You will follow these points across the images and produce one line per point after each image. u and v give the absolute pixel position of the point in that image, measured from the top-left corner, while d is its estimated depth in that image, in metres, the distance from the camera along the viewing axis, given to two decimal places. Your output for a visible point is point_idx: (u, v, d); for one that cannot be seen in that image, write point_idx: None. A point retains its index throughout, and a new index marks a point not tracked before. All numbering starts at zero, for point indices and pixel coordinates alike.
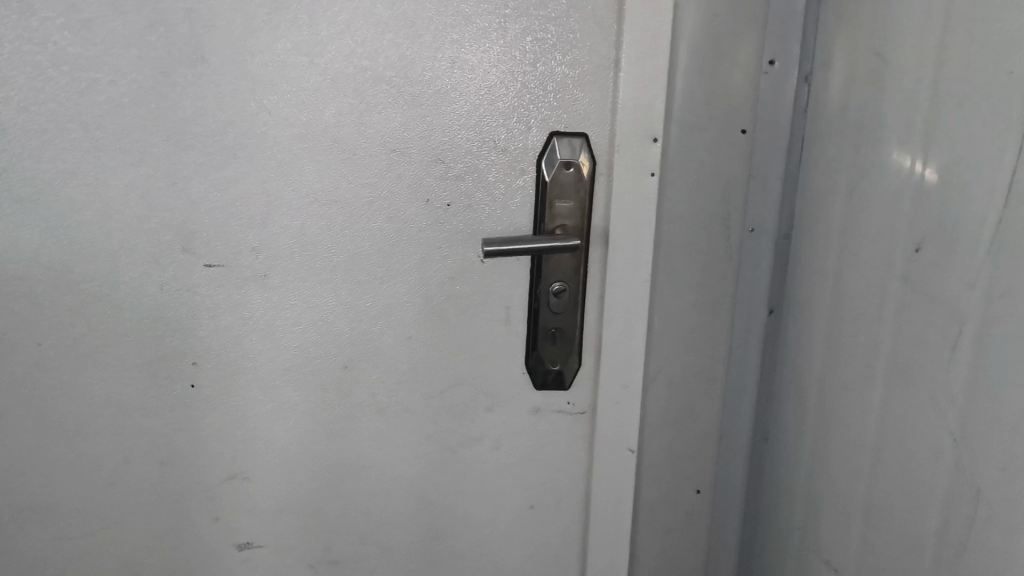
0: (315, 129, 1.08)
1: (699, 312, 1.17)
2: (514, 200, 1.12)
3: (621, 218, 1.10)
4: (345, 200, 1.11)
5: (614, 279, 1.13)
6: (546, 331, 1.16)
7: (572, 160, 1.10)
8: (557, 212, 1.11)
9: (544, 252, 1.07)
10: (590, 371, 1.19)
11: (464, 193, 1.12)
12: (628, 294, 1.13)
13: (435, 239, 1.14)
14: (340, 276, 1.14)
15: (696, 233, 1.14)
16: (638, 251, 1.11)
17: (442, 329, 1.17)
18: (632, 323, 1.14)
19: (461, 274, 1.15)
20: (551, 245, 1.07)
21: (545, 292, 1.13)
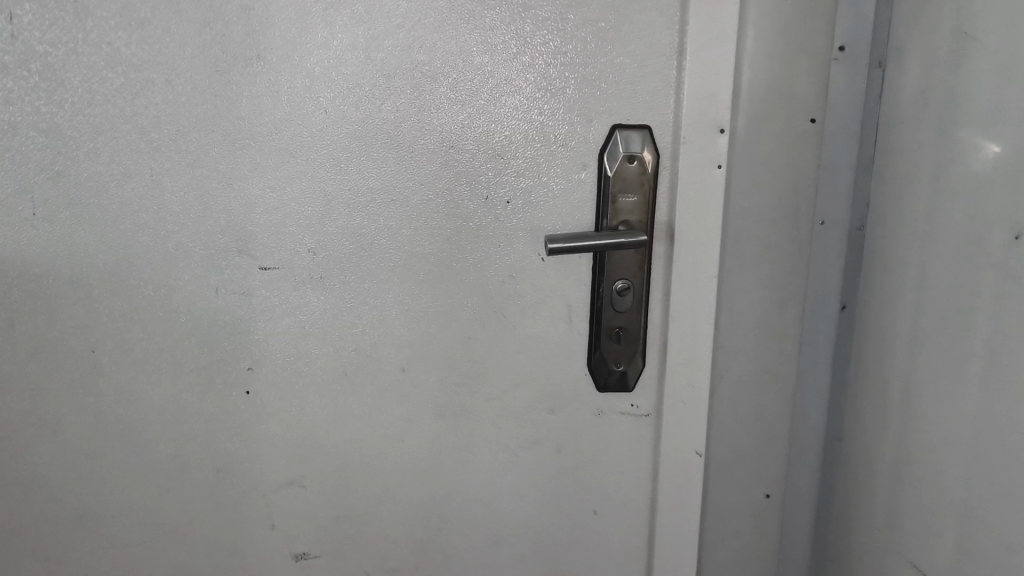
0: (371, 126, 1.06)
1: (769, 309, 1.13)
2: (575, 195, 1.09)
3: (688, 213, 1.07)
4: (403, 200, 1.09)
5: (680, 276, 1.09)
6: (609, 331, 1.12)
7: (636, 153, 1.06)
8: (620, 207, 1.08)
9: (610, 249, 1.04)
10: (654, 371, 1.15)
11: (524, 190, 1.09)
12: (695, 291, 1.10)
13: (495, 237, 1.11)
14: (399, 278, 1.12)
15: (765, 228, 1.10)
16: (705, 245, 1.08)
17: (501, 330, 1.14)
18: (699, 321, 1.11)
19: (522, 273, 1.12)
20: (617, 242, 1.04)
21: (608, 290, 1.10)
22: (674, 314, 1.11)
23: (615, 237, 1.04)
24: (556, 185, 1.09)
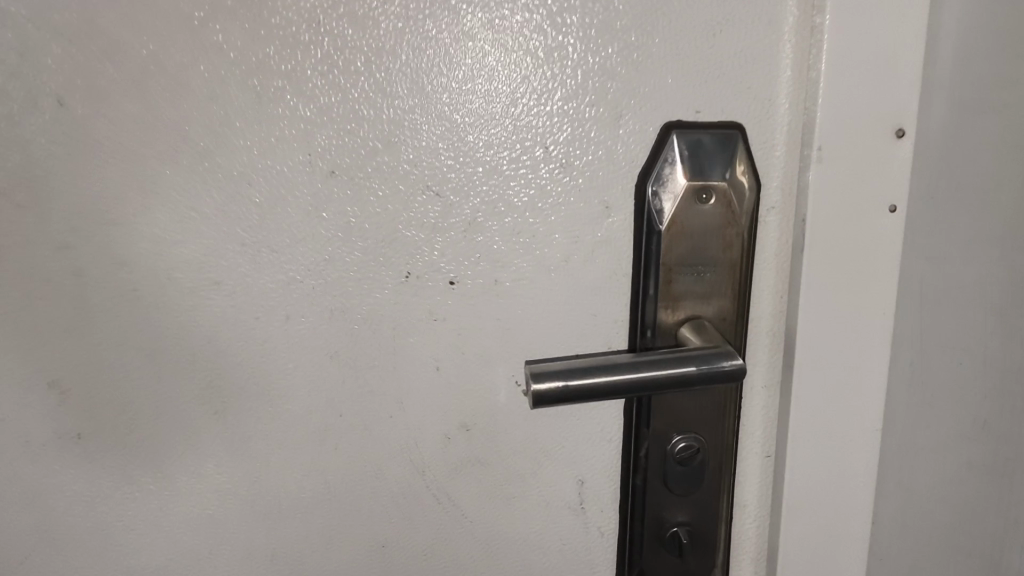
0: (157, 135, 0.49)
1: (979, 484, 0.57)
2: (591, 269, 0.54)
3: (822, 308, 0.51)
4: (233, 285, 0.53)
5: (804, 435, 0.53)
6: (662, 535, 0.56)
7: (715, 181, 0.51)
8: (681, 290, 0.53)
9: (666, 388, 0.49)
10: None
11: (486, 258, 0.53)
12: (833, 461, 0.54)
13: (425, 351, 0.55)
14: (234, 429, 0.56)
15: (978, 329, 0.54)
16: (856, 371, 0.52)
17: (446, 525, 0.58)
18: (840, 516, 0.55)
19: (484, 420, 0.56)
20: (680, 373, 0.49)
21: (658, 455, 0.55)
22: (792, 509, 0.55)
23: (675, 363, 0.49)
24: (549, 247, 0.53)
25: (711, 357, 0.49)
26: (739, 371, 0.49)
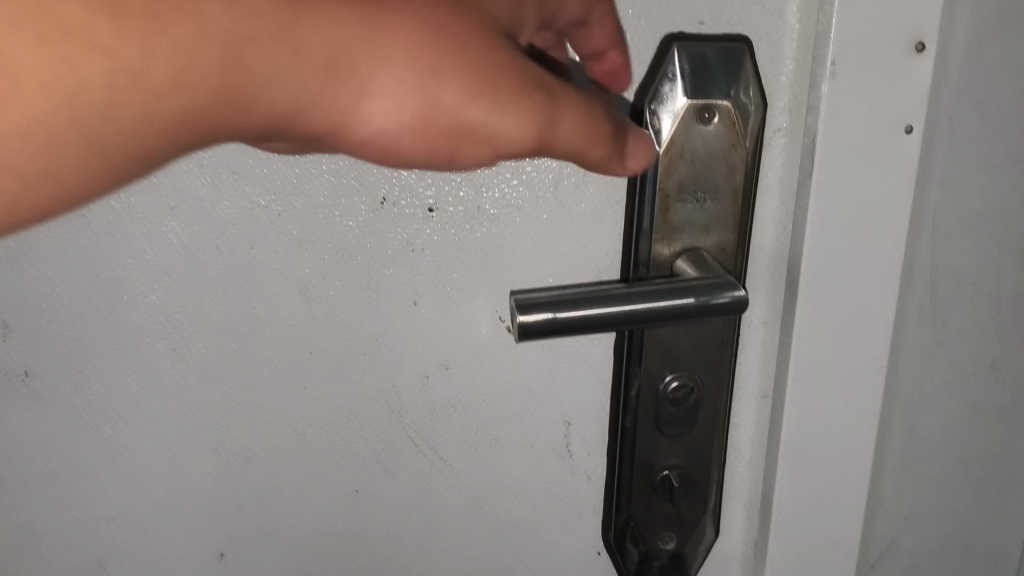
0: (436, 127, 0.35)
1: (985, 424, 0.54)
2: (581, 197, 0.49)
3: (831, 238, 0.48)
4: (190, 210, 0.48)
5: (809, 374, 0.50)
6: (653, 479, 0.54)
7: (719, 101, 0.47)
8: (679, 219, 0.49)
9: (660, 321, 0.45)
10: (738, 544, 0.57)
11: (468, 183, 0.48)
12: (839, 403, 0.51)
13: (402, 284, 0.50)
14: (196, 369, 0.52)
15: (990, 260, 0.51)
16: (866, 307, 0.49)
17: (426, 472, 0.54)
18: (846, 462, 0.52)
19: (466, 357, 0.52)
20: (676, 307, 0.45)
21: (651, 394, 0.52)
22: (795, 454, 0.52)
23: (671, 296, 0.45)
24: (538, 172, 0.48)
25: (711, 288, 0.45)
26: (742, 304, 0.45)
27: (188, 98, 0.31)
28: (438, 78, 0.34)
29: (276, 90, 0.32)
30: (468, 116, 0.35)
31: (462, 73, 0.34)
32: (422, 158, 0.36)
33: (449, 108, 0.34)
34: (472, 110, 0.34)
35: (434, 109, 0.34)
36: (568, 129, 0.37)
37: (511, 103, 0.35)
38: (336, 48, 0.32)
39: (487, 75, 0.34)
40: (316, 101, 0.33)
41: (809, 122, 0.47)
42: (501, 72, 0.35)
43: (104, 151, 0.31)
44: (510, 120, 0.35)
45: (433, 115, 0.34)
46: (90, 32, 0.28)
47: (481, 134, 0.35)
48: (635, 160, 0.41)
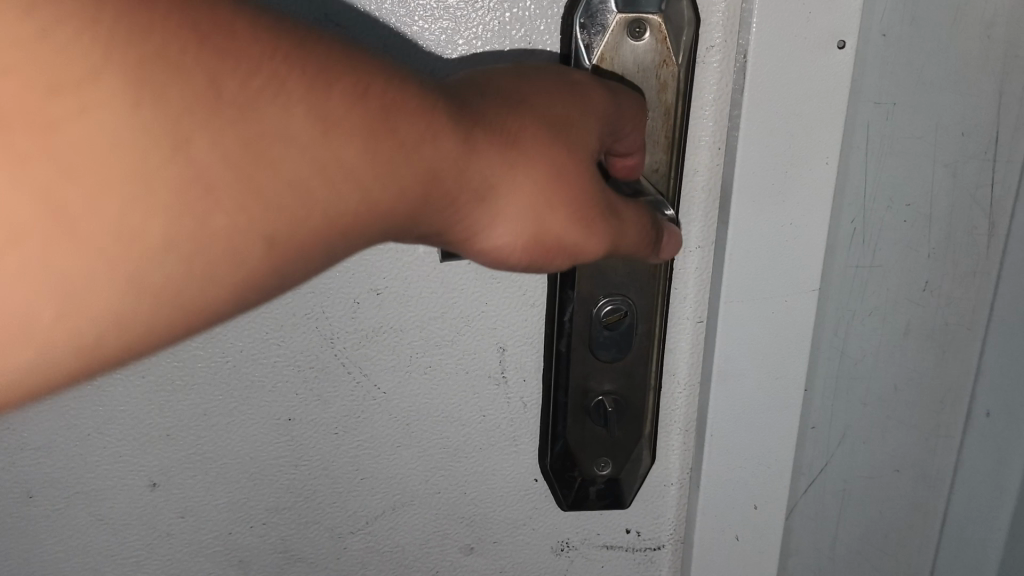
0: (551, 248, 0.36)
1: (917, 348, 0.54)
2: None
3: (763, 156, 0.47)
4: None
5: (740, 295, 0.50)
6: (587, 404, 0.54)
7: (650, 15, 0.46)
8: None
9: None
10: (675, 470, 0.57)
11: None
12: (770, 323, 0.51)
13: None
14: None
15: (924, 180, 0.50)
16: (798, 227, 0.49)
17: (359, 398, 0.54)
18: (777, 383, 0.52)
19: (396, 282, 0.51)
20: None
21: (585, 319, 0.52)
22: (726, 376, 0.52)
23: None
24: None
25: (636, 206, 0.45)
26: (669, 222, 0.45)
27: (387, 224, 0.32)
28: (529, 161, 0.35)
29: (420, 167, 0.32)
30: (554, 221, 0.36)
31: (536, 169, 0.35)
32: (506, 249, 0.36)
33: (544, 202, 0.35)
34: (565, 201, 0.36)
35: (523, 201, 0.35)
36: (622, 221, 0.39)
37: (592, 227, 0.37)
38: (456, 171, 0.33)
39: (563, 169, 0.36)
40: (422, 211, 0.33)
41: (740, 37, 0.46)
42: (572, 170, 0.36)
43: (245, 280, 0.29)
44: (575, 231, 0.36)
45: (526, 208, 0.35)
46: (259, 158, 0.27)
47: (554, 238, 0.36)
48: (666, 253, 0.46)
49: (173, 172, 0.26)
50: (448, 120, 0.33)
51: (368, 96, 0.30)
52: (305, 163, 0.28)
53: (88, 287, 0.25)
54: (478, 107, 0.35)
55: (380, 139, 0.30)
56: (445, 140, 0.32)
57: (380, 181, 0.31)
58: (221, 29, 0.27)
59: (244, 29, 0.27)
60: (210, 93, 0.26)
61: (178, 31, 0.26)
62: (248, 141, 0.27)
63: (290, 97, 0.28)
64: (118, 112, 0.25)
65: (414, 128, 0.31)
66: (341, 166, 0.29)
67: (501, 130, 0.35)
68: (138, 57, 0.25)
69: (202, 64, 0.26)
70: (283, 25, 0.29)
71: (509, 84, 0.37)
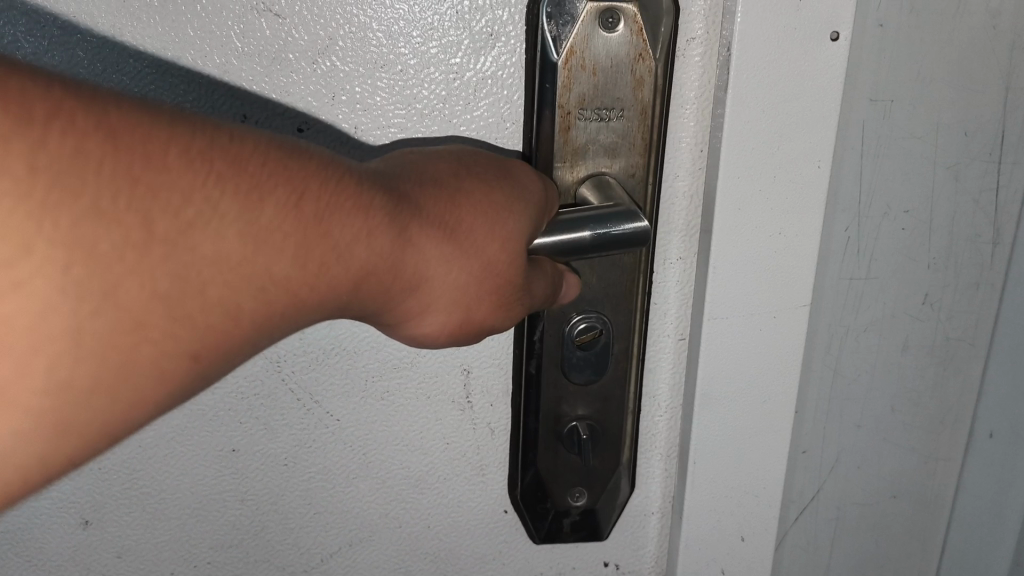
0: (470, 333, 0.36)
1: (915, 365, 0.50)
2: (475, 110, 0.44)
3: (749, 161, 0.43)
4: None
5: (724, 311, 0.46)
6: (560, 431, 0.49)
7: (624, 4, 0.41)
8: (582, 142, 0.44)
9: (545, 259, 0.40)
10: (656, 499, 0.53)
11: (346, 100, 0.43)
12: (757, 343, 0.47)
13: None
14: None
15: (923, 185, 0.46)
16: (786, 238, 0.45)
17: (309, 426, 0.49)
18: (765, 408, 0.48)
19: None
20: (569, 242, 0.39)
21: (556, 339, 0.47)
22: (711, 400, 0.48)
23: (562, 229, 0.39)
24: (424, 86, 0.43)
25: (611, 217, 0.40)
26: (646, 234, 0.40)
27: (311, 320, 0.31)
28: (470, 252, 0.34)
29: (353, 268, 0.31)
30: (487, 307, 0.35)
31: (469, 261, 0.34)
32: (432, 331, 0.35)
33: (482, 292, 0.35)
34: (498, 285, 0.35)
35: (463, 291, 0.34)
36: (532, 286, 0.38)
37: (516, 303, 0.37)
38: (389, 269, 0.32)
39: (496, 260, 0.35)
40: (355, 301, 0.32)
41: (725, 29, 0.42)
42: (507, 258, 0.35)
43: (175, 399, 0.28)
44: (499, 316, 0.36)
45: (461, 299, 0.34)
46: (195, 290, 0.26)
47: (483, 319, 0.36)
48: (564, 295, 0.43)
49: (106, 321, 0.25)
50: (385, 215, 0.31)
51: (303, 204, 0.29)
52: (238, 284, 0.27)
53: (15, 443, 0.24)
54: (414, 197, 0.33)
55: (311, 245, 0.29)
56: (382, 237, 0.31)
57: (314, 286, 0.30)
58: (145, 159, 0.25)
59: (173, 153, 0.25)
60: (141, 239, 0.25)
61: (103, 172, 0.24)
62: (183, 278, 0.26)
63: (223, 224, 0.27)
64: (48, 276, 0.23)
65: (349, 230, 0.30)
66: (275, 278, 0.28)
67: (440, 222, 0.33)
68: (63, 213, 0.23)
69: (131, 207, 0.24)
70: (212, 137, 0.27)
71: (446, 169, 0.35)
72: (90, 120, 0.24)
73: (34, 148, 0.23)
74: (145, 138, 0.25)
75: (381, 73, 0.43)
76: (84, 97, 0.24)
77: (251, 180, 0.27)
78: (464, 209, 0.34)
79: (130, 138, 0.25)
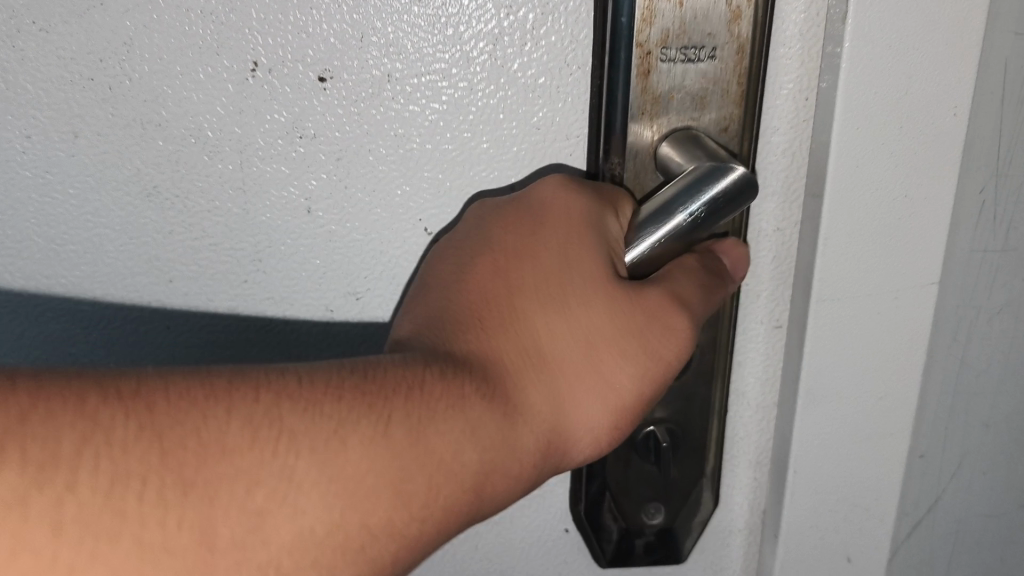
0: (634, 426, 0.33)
1: None
2: (532, 52, 0.36)
3: (871, 105, 0.35)
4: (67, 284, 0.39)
5: (835, 291, 0.38)
6: (633, 436, 0.42)
7: None
8: (664, 89, 0.36)
9: (661, 263, 0.35)
10: (741, 513, 0.45)
11: (378, 41, 0.35)
12: (874, 330, 0.39)
13: (287, 179, 0.37)
14: (33, 335, 0.41)
15: None
16: (913, 202, 0.37)
17: None
18: (878, 408, 0.41)
19: (381, 283, 0.39)
20: (670, 234, 0.33)
21: None
22: (814, 400, 0.40)
23: (654, 225, 0.33)
24: (472, 24, 0.35)
25: (693, 182, 0.33)
26: (748, 188, 0.33)
27: (451, 523, 0.30)
28: (588, 380, 0.32)
29: (469, 472, 0.30)
30: (597, 406, 0.32)
31: (593, 389, 0.32)
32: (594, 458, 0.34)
33: (581, 388, 0.32)
34: (592, 354, 0.32)
35: (586, 420, 0.32)
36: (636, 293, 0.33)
37: (622, 352, 0.32)
38: (511, 454, 0.31)
39: (610, 347, 0.32)
40: (494, 501, 0.31)
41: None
42: (640, 357, 0.32)
43: None
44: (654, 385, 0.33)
45: (576, 431, 0.32)
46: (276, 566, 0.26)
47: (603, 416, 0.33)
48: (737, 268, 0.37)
49: None
50: (480, 399, 0.30)
51: (391, 433, 0.28)
52: (330, 552, 0.27)
53: None
54: (473, 332, 0.32)
55: (407, 464, 0.28)
56: (487, 426, 0.30)
57: (422, 518, 0.29)
58: (199, 453, 0.25)
59: (229, 430, 0.26)
60: (205, 548, 0.25)
61: (146, 500, 0.24)
62: (262, 568, 0.26)
63: (298, 492, 0.26)
64: None
65: (451, 437, 0.29)
66: (373, 525, 0.28)
67: (544, 374, 0.32)
68: (118, 548, 0.24)
69: (187, 513, 0.25)
70: (265, 397, 0.27)
71: (532, 275, 0.33)
72: (121, 425, 0.24)
73: (57, 497, 0.23)
74: (199, 424, 0.26)
75: (419, 7, 0.35)
76: (123, 405, 0.25)
77: (324, 425, 0.27)
78: (520, 304, 0.33)
79: (173, 432, 0.25)
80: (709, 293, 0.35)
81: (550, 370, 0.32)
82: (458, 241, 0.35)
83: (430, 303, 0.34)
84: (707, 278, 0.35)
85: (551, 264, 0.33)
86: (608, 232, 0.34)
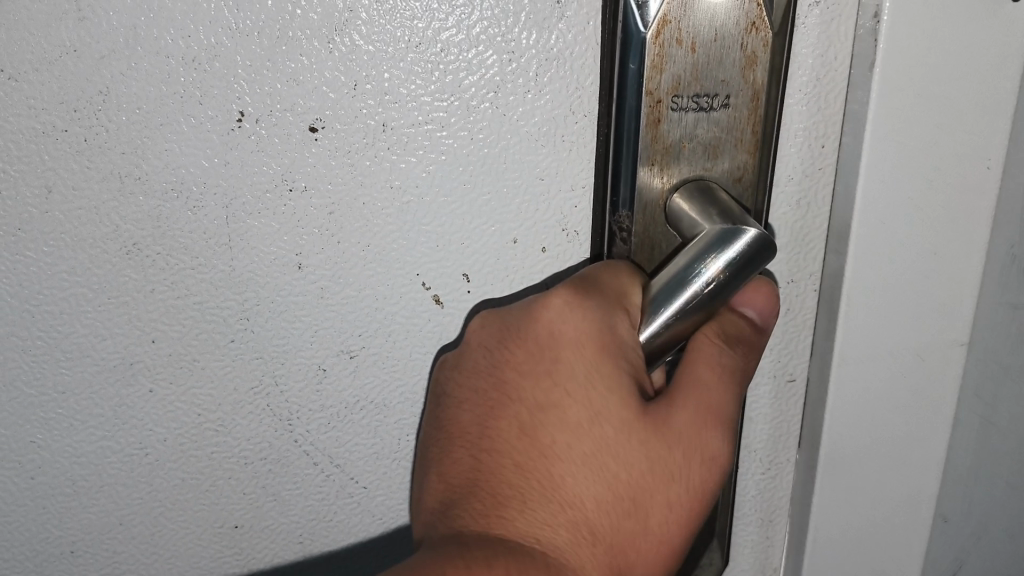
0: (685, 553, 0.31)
1: None
2: (535, 99, 0.34)
3: (899, 158, 0.33)
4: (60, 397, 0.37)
5: (859, 356, 0.36)
6: None
7: None
8: (675, 138, 0.34)
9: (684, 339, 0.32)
10: (754, 573, 0.43)
11: (372, 90, 0.33)
12: (897, 393, 0.37)
13: (275, 235, 0.35)
14: (28, 449, 0.38)
15: None
16: (944, 260, 0.35)
17: (330, 497, 0.40)
18: (900, 472, 0.39)
19: (374, 342, 0.37)
20: (688, 301, 0.31)
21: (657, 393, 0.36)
22: (836, 465, 0.38)
23: (665, 302, 0.31)
24: (471, 71, 0.33)
25: (701, 251, 0.31)
26: (765, 243, 0.31)
27: None
28: (632, 529, 0.29)
29: None
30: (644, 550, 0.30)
31: (640, 537, 0.29)
32: None
33: (625, 537, 0.29)
34: (630, 495, 0.29)
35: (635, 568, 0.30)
36: (666, 421, 0.29)
37: (661, 488, 0.29)
38: None
39: (650, 489, 0.29)
40: None
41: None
42: (684, 490, 0.30)
43: None
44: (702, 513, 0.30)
45: None
46: None
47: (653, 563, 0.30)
48: (762, 311, 0.33)
49: None
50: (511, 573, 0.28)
51: None
52: None
53: None
54: (492, 498, 0.30)
55: None
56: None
57: None
58: None
59: None
60: None
61: None
62: None
63: None
64: None
65: None
66: None
67: (582, 531, 0.29)
68: None
69: None
70: None
71: (553, 423, 0.30)
72: None
73: None
74: None
75: (415, 54, 0.33)
76: None
77: None
78: (544, 457, 0.30)
79: None
80: (739, 365, 0.32)
81: (593, 528, 0.29)
82: (468, 380, 0.32)
83: (449, 461, 0.32)
84: (733, 347, 0.32)
85: (572, 406, 0.30)
86: (629, 351, 0.31)
